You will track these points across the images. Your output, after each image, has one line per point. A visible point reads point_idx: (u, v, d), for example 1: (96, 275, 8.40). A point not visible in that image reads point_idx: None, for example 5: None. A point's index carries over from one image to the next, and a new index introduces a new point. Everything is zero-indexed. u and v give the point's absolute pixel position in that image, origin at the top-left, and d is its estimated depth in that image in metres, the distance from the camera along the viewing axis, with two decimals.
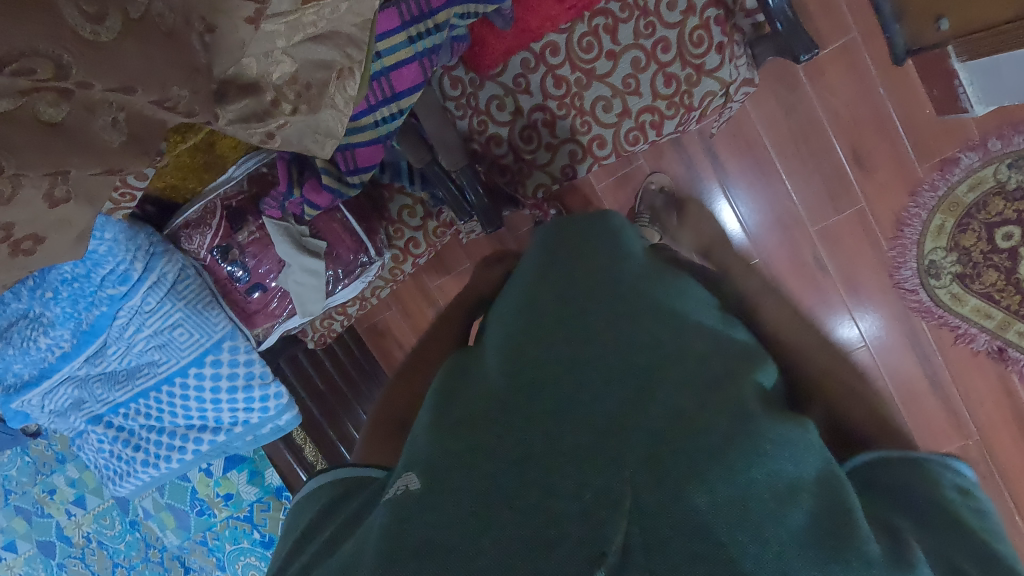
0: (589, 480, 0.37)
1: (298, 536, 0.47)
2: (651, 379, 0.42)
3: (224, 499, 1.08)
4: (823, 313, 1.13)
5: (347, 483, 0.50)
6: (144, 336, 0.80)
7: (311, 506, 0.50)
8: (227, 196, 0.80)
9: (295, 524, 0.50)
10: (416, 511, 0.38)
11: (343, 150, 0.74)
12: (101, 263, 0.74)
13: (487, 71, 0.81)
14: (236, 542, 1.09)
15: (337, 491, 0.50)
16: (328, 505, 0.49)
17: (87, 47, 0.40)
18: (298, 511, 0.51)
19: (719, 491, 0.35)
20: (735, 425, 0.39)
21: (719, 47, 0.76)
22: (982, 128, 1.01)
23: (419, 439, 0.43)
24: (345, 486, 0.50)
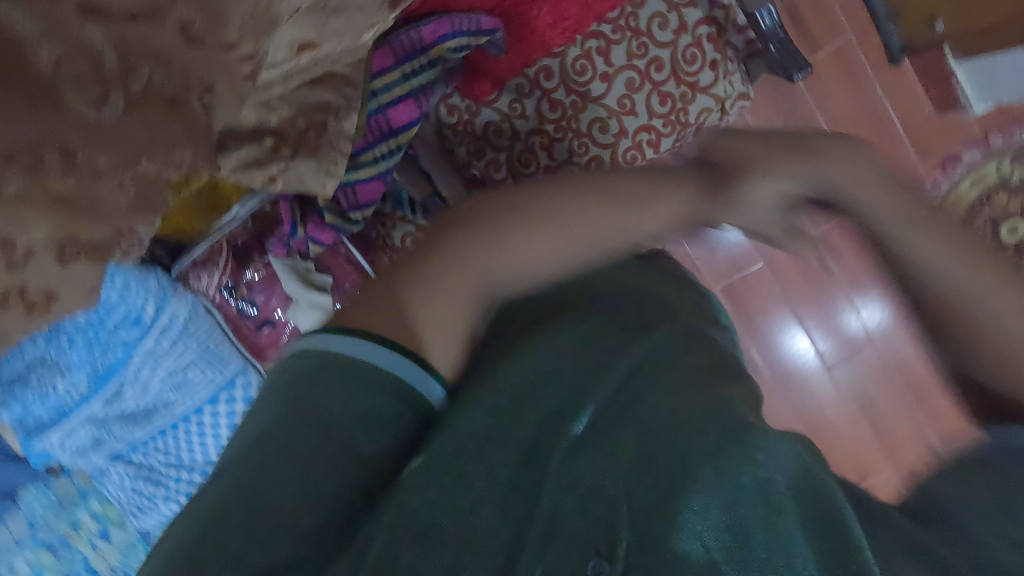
0: (580, 479, 0.42)
1: (297, 416, 0.44)
2: (641, 391, 0.49)
3: None
4: (823, 302, 1.13)
5: (386, 381, 0.46)
6: (159, 377, 0.83)
7: (312, 383, 0.45)
8: (233, 235, 0.81)
9: (301, 390, 0.45)
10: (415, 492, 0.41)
11: (345, 188, 0.74)
12: (114, 309, 0.77)
13: (483, 98, 0.80)
14: None
15: (362, 386, 0.45)
16: (338, 405, 0.45)
17: (93, 133, 0.41)
18: (299, 367, 0.46)
19: (709, 494, 0.38)
20: (726, 433, 0.42)
21: (712, 64, 0.78)
22: (981, 125, 1.02)
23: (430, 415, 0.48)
24: (376, 383, 0.46)
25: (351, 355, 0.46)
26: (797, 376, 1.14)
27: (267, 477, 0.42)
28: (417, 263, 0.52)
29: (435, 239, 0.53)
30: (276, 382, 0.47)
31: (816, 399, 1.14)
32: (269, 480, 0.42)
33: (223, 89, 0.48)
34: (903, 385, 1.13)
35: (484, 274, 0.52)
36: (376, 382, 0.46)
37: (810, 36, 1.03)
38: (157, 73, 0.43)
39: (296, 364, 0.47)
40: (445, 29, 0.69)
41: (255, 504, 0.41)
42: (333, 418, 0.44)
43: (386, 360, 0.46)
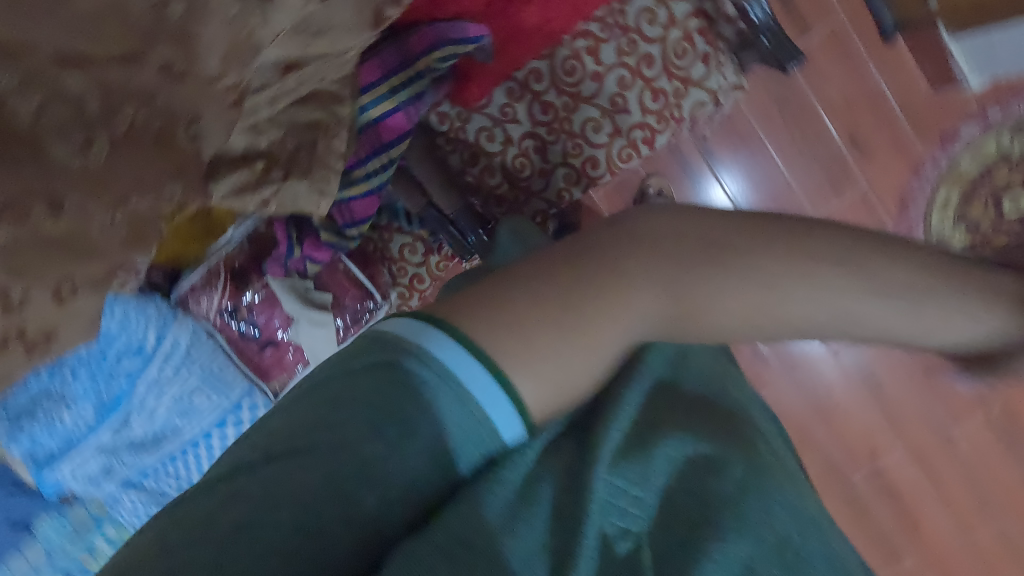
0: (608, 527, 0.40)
1: (357, 419, 0.39)
2: (675, 423, 0.46)
3: None
4: None
5: (470, 405, 0.40)
6: (165, 404, 0.82)
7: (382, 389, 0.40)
8: (229, 257, 0.82)
9: (377, 387, 0.40)
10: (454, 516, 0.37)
11: (339, 205, 0.73)
12: (115, 340, 0.76)
13: (474, 104, 0.79)
14: None
15: (437, 405, 0.40)
16: (412, 418, 0.39)
17: (75, 177, 0.40)
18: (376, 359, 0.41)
19: (728, 547, 0.39)
20: (748, 483, 0.43)
21: (704, 57, 0.76)
22: (979, 100, 1.01)
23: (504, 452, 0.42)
24: (460, 403, 0.40)
25: (441, 365, 0.40)
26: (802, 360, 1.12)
27: (301, 468, 0.38)
28: (552, 293, 0.43)
29: (636, 244, 0.46)
30: (351, 364, 0.42)
31: (822, 384, 1.13)
32: (301, 470, 0.38)
33: (209, 118, 0.47)
34: (908, 363, 1.12)
35: (630, 311, 0.44)
36: (454, 406, 0.40)
37: (800, 18, 1.01)
38: (141, 111, 0.42)
39: (379, 353, 0.41)
40: (434, 37, 0.67)
41: (262, 499, 0.37)
42: (393, 424, 0.39)
43: (478, 381, 0.40)
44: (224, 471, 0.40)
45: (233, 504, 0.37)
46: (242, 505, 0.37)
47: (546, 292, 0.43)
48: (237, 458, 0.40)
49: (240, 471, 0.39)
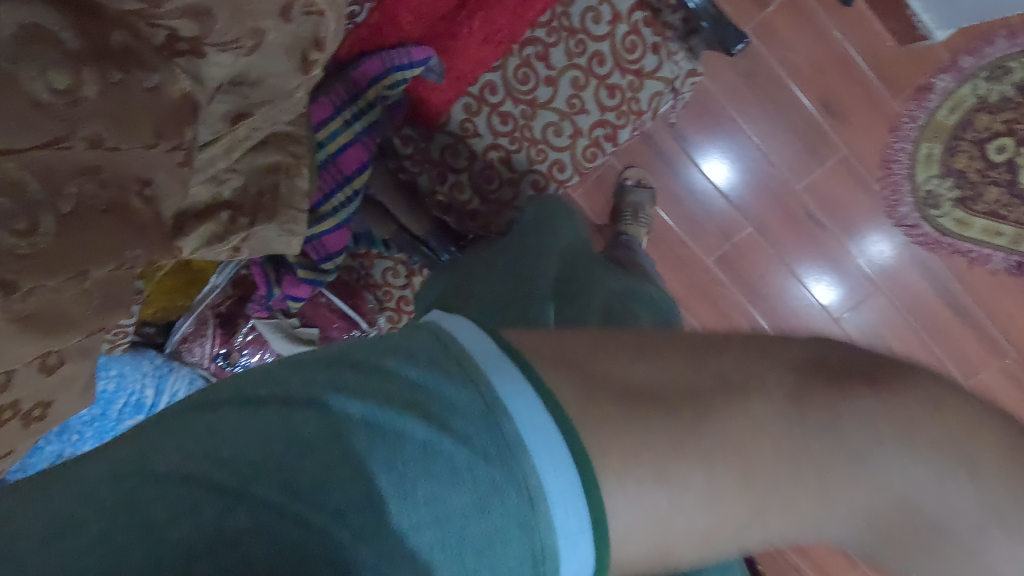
0: None
1: (408, 484, 0.31)
2: None
3: None
4: (816, 254, 1.08)
5: (533, 531, 0.32)
6: None
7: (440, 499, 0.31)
8: (216, 303, 0.83)
9: (452, 480, 0.32)
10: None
11: (311, 242, 0.73)
12: (114, 399, 0.78)
13: (434, 124, 0.81)
14: None
15: (500, 491, 0.32)
16: (469, 496, 0.31)
17: (28, 260, 0.41)
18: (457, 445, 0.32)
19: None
20: None
21: (654, 48, 0.76)
22: (949, 49, 0.98)
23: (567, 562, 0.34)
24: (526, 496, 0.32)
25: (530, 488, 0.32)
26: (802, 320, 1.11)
27: (320, 513, 0.30)
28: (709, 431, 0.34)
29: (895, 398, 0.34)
30: (439, 432, 0.32)
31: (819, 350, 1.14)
32: (318, 521, 0.30)
33: (161, 181, 0.48)
34: (918, 324, 1.09)
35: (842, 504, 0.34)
36: (520, 499, 0.32)
37: None
38: (88, 185, 0.43)
39: (461, 403, 0.33)
40: (378, 67, 0.70)
41: (249, 528, 0.30)
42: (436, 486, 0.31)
43: (560, 473, 0.32)
44: (224, 459, 0.31)
45: (218, 546, 0.29)
46: (225, 555, 0.29)
47: (777, 433, 0.34)
48: (244, 447, 0.32)
49: (250, 479, 0.31)
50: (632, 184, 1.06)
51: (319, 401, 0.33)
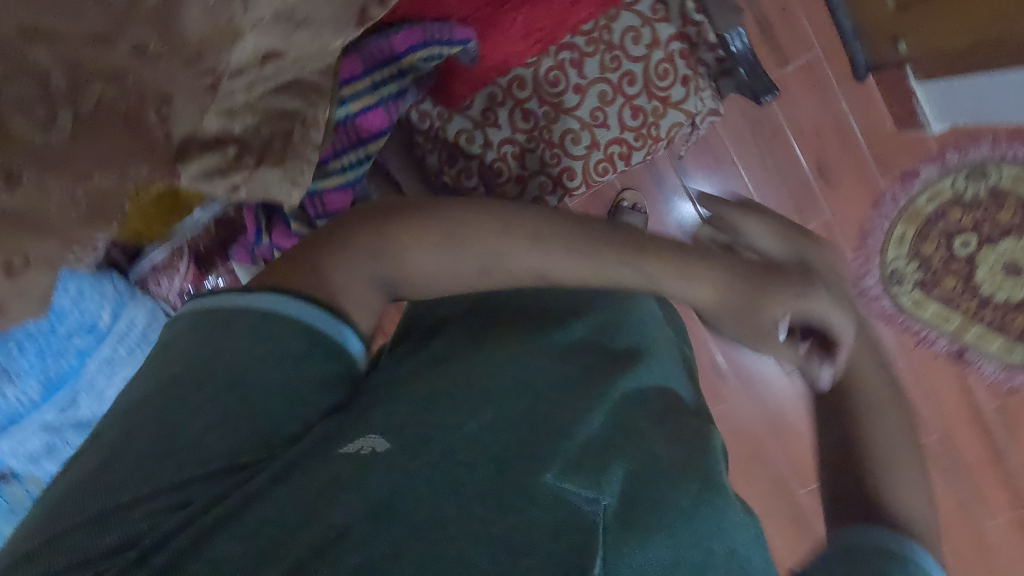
0: (568, 534, 0.37)
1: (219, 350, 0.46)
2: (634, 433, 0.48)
3: None
4: None
5: (311, 329, 0.47)
6: (116, 383, 0.80)
7: (259, 337, 0.47)
8: (194, 240, 0.80)
9: (246, 341, 0.46)
10: (390, 470, 0.39)
11: (311, 196, 0.71)
12: (66, 317, 0.72)
13: (455, 105, 0.80)
14: None
15: (279, 330, 0.47)
16: (259, 343, 0.46)
17: (33, 154, 0.40)
18: (239, 314, 0.47)
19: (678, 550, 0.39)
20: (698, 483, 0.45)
21: (684, 80, 0.78)
22: (938, 142, 1.06)
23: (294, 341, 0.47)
24: (301, 328, 0.47)
25: (260, 304, 0.48)
26: (752, 365, 1.18)
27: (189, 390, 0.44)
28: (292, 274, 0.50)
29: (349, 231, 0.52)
30: (216, 316, 0.48)
31: (769, 393, 1.18)
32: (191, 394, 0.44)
33: (181, 102, 0.46)
34: None
35: (404, 279, 0.52)
36: (292, 327, 0.47)
37: (779, 50, 1.04)
38: (109, 89, 0.41)
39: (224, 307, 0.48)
40: (419, 37, 0.68)
41: (157, 413, 0.43)
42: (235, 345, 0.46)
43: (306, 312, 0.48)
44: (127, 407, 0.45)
45: (159, 441, 0.41)
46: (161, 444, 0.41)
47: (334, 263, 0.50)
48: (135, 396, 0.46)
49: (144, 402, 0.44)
50: (628, 207, 1.07)
51: (158, 356, 0.49)
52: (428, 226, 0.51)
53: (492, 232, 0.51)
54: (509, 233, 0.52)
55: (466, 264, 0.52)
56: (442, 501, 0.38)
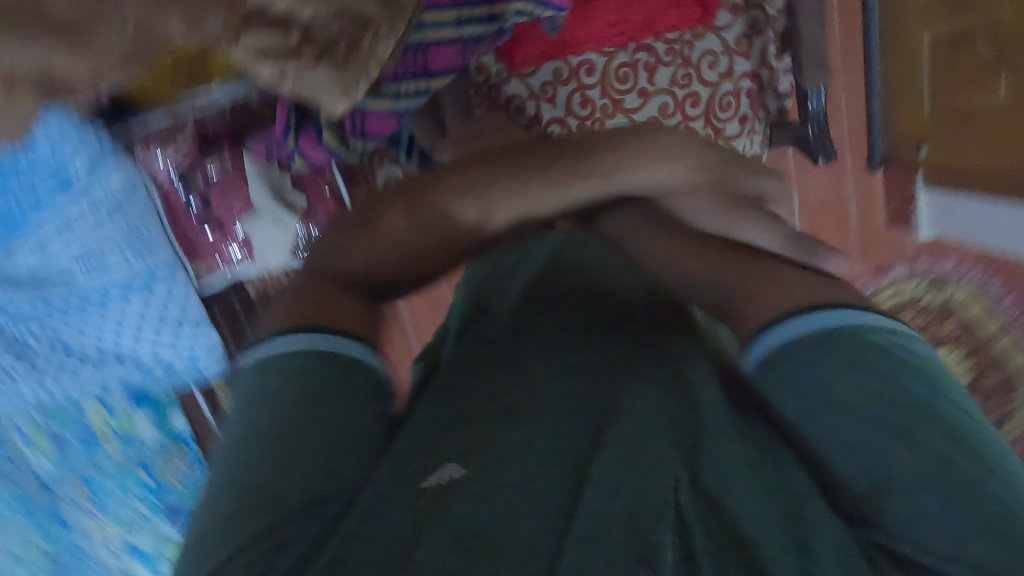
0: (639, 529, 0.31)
1: (262, 410, 0.36)
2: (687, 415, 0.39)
3: (120, 438, 0.88)
4: None
5: (350, 362, 0.38)
6: (68, 248, 0.71)
7: (288, 376, 0.37)
8: (204, 118, 0.67)
9: (284, 392, 0.36)
10: (466, 501, 0.33)
11: (354, 111, 0.64)
12: (36, 158, 0.64)
13: (516, 68, 0.76)
14: (124, 486, 0.90)
15: (318, 369, 0.37)
16: (297, 391, 0.36)
17: None
18: (262, 368, 0.38)
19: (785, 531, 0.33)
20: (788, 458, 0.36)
21: (742, 118, 0.79)
22: (916, 248, 1.13)
23: (339, 376, 0.37)
24: (339, 364, 0.38)
25: (291, 352, 0.38)
26: None
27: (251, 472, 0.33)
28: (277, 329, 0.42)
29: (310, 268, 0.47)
30: (248, 390, 0.38)
31: None
32: (253, 477, 0.33)
33: None
34: None
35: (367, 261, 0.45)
36: (328, 363, 0.37)
37: None
38: None
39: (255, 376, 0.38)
40: None
41: (230, 513, 0.32)
42: (279, 399, 0.36)
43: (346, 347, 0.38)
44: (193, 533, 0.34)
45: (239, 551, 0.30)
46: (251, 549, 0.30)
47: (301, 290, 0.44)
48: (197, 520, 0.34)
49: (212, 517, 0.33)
50: None
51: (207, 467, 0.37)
52: (338, 244, 0.47)
53: (434, 216, 0.47)
54: (457, 202, 0.48)
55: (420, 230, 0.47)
56: (519, 530, 0.32)
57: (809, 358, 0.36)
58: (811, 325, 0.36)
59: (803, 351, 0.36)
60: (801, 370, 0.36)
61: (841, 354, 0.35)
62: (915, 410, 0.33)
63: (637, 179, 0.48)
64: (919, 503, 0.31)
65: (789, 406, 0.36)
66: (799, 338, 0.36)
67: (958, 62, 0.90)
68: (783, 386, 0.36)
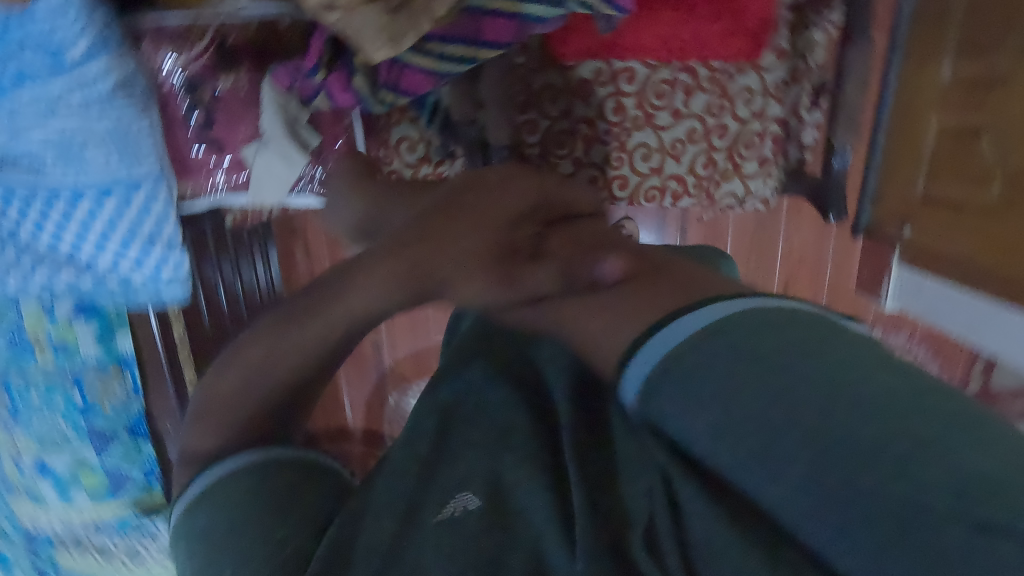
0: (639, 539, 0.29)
1: (223, 535, 0.32)
2: None
3: (54, 347, 0.83)
4: None
5: (290, 467, 0.35)
6: (47, 132, 0.63)
7: (231, 498, 0.34)
8: (226, 30, 0.65)
9: (243, 514, 0.33)
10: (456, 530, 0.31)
11: (393, 62, 0.62)
12: (32, 22, 0.55)
13: (559, 60, 0.75)
14: (46, 395, 0.85)
15: (263, 477, 0.34)
16: (252, 501, 0.33)
17: None
18: (198, 507, 0.34)
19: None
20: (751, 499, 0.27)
21: (762, 160, 0.82)
22: (877, 317, 1.19)
23: (290, 477, 0.35)
24: (278, 470, 0.35)
25: (228, 477, 0.35)
26: None
27: None
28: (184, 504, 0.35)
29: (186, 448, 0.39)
30: (196, 533, 0.33)
31: None
32: None
33: None
34: None
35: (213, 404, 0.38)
36: (277, 473, 0.35)
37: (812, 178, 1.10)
38: None
39: (198, 518, 0.34)
40: None
41: None
42: (234, 524, 0.32)
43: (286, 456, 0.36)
44: None
45: None
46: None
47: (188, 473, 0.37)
48: None
49: None
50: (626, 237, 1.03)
51: None
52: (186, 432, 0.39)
53: (276, 331, 0.38)
54: (291, 323, 0.38)
55: (251, 355, 0.38)
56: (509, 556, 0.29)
57: (706, 366, 0.29)
58: (697, 324, 0.31)
59: (712, 344, 0.29)
60: (692, 380, 0.29)
61: (728, 353, 0.29)
62: (861, 386, 0.26)
63: (407, 287, 0.39)
64: (849, 510, 0.24)
65: (692, 422, 0.28)
66: (686, 341, 0.30)
67: (958, 155, 0.93)
68: (689, 385, 0.29)
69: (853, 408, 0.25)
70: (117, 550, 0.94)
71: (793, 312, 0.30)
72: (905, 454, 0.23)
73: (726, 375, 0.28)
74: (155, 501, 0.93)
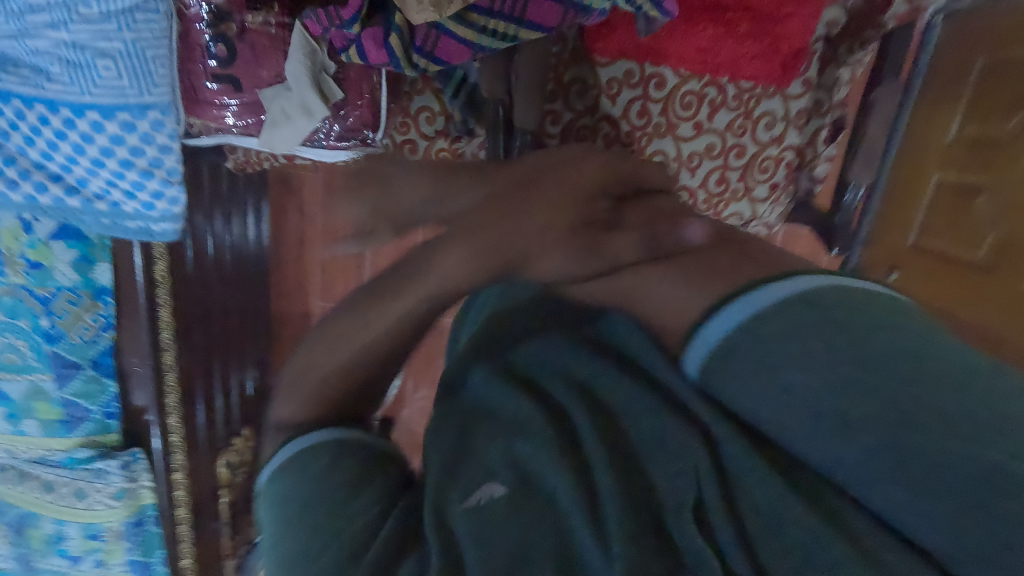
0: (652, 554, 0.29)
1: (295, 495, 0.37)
2: None
3: (29, 266, 0.83)
4: None
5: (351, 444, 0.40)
6: (58, 40, 0.60)
7: (305, 470, 0.38)
8: None
9: (310, 478, 0.38)
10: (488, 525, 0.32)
11: (432, 26, 0.60)
12: None
13: (594, 54, 0.74)
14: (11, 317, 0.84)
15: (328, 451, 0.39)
16: (320, 477, 0.37)
17: None
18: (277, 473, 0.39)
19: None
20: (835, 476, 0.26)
21: (773, 185, 0.83)
22: None
23: (353, 454, 0.39)
24: (343, 446, 0.40)
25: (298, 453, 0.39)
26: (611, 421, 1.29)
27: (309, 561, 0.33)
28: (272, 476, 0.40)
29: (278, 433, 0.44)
30: (274, 498, 0.38)
31: None
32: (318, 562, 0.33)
33: None
34: None
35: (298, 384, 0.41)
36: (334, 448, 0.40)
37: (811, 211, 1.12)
38: None
39: (276, 483, 0.39)
40: None
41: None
42: (304, 490, 0.37)
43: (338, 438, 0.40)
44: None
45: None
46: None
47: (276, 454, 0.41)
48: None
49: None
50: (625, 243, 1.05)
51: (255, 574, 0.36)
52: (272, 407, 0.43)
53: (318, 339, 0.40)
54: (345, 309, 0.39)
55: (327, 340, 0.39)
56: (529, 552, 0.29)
57: (780, 332, 0.27)
58: (769, 293, 0.29)
59: (788, 313, 0.28)
60: (769, 344, 0.27)
61: (777, 339, 0.27)
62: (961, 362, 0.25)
63: (475, 264, 0.36)
64: (932, 497, 0.23)
65: (764, 391, 0.27)
66: (751, 317, 0.29)
67: (956, 212, 0.96)
68: (766, 353, 0.27)
69: (939, 375, 0.24)
70: (61, 487, 0.93)
71: (845, 285, 0.28)
72: (984, 419, 0.23)
73: (811, 342, 0.26)
74: (108, 441, 0.96)
